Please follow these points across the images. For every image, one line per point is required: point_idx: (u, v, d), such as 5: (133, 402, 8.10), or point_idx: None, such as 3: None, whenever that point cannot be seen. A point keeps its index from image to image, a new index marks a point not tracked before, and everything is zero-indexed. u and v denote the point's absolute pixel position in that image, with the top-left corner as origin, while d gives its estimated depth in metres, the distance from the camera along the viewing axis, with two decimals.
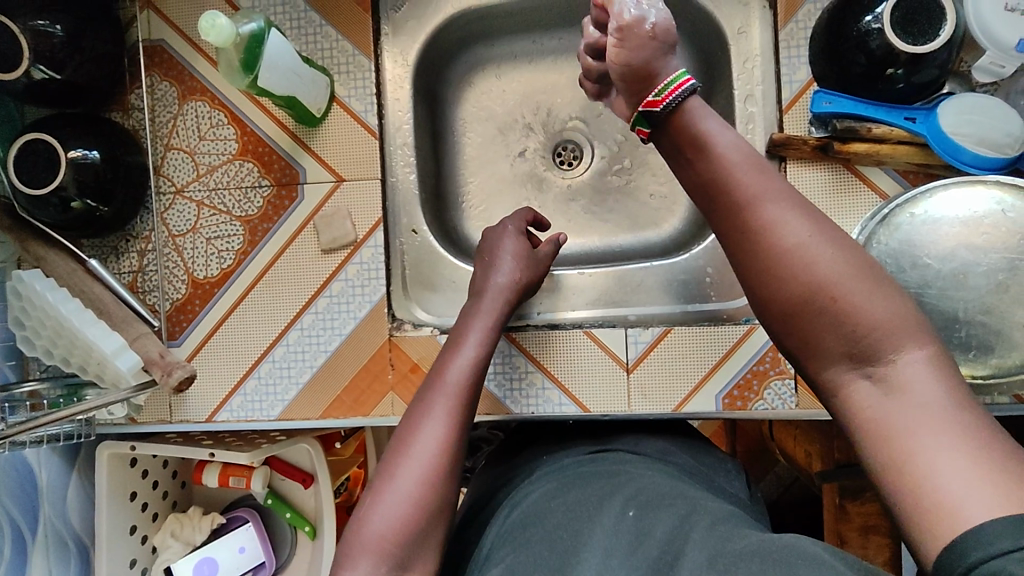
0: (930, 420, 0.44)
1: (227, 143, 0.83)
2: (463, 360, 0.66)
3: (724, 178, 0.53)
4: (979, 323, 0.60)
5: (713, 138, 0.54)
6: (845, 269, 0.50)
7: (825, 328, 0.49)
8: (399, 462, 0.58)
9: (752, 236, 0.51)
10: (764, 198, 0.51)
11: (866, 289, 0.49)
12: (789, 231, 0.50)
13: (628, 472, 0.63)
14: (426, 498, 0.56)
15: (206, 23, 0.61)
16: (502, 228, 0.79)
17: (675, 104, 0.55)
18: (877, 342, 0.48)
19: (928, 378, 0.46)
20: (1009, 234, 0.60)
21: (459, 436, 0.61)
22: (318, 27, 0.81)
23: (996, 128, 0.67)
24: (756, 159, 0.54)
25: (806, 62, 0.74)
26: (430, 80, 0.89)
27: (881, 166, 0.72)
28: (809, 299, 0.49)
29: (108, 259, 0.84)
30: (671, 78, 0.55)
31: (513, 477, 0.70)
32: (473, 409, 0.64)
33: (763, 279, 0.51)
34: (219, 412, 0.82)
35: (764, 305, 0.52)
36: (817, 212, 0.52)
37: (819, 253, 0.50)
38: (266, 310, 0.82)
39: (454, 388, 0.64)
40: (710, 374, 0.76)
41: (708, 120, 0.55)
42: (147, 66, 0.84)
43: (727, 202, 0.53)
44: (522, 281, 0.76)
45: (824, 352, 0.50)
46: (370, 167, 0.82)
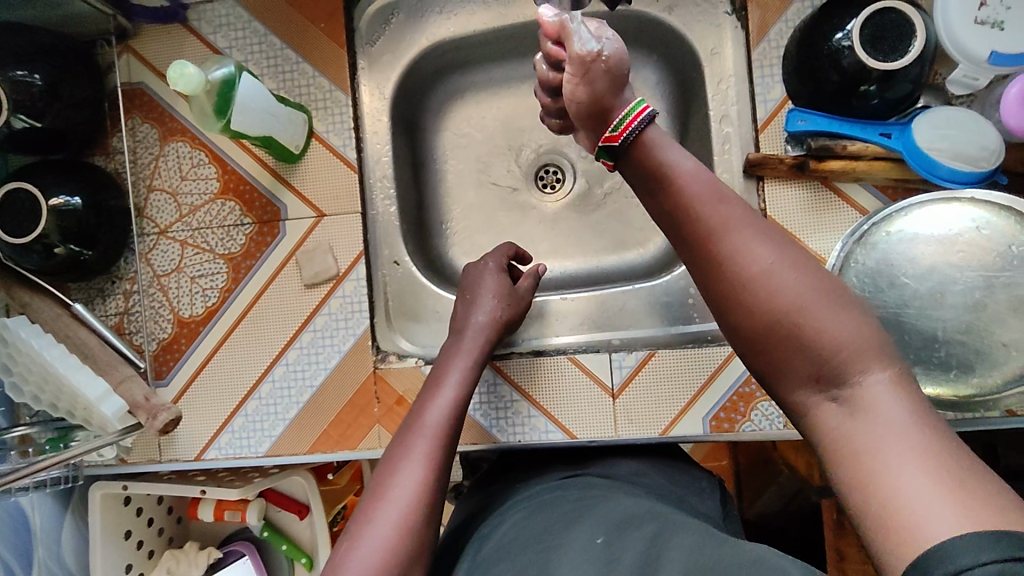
0: (894, 439, 0.43)
1: (208, 182, 0.83)
2: (443, 399, 0.66)
3: (687, 206, 0.51)
4: (958, 342, 0.60)
5: (676, 165, 0.52)
6: (810, 292, 0.48)
7: (790, 352, 0.48)
8: (377, 504, 0.58)
9: (715, 266, 0.51)
10: (728, 225, 0.50)
11: (833, 312, 0.48)
12: (751, 258, 0.49)
13: (599, 498, 0.62)
14: (397, 538, 0.55)
15: (175, 73, 0.61)
16: (481, 264, 0.80)
17: (632, 139, 0.54)
18: (844, 364, 0.46)
19: (896, 400, 0.44)
20: (984, 252, 0.59)
21: (437, 476, 0.60)
22: (295, 65, 0.81)
23: (972, 142, 0.66)
24: (719, 184, 0.52)
25: (781, 80, 0.74)
26: (410, 111, 0.89)
27: (860, 182, 0.71)
28: (775, 325, 0.48)
29: (94, 302, 0.85)
30: (627, 110, 0.54)
31: (491, 506, 0.69)
32: (453, 449, 0.63)
33: (733, 304, 0.50)
34: (208, 451, 0.82)
35: (733, 330, 0.51)
36: (781, 236, 0.51)
37: (784, 281, 0.49)
38: (251, 347, 0.82)
39: (433, 427, 0.63)
40: (696, 396, 0.75)
41: (669, 149, 0.53)
42: (127, 109, 0.85)
43: (692, 230, 0.51)
44: (503, 318, 0.75)
45: (791, 375, 0.49)
46: (349, 199, 0.82)
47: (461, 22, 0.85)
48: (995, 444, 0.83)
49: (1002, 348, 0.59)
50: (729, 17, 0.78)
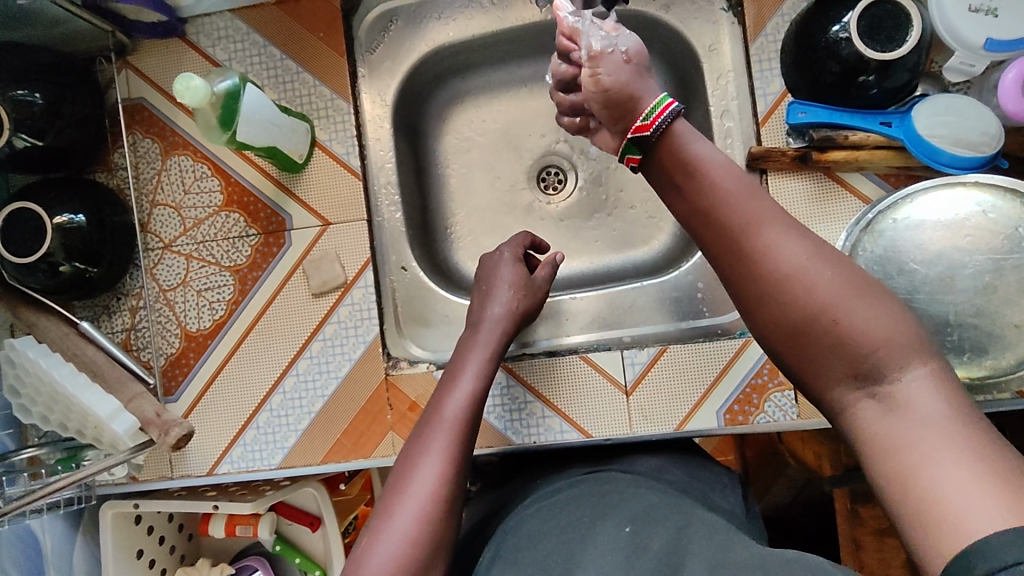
0: (933, 435, 0.44)
1: (212, 195, 0.83)
2: (460, 392, 0.66)
3: (720, 205, 0.53)
4: (971, 325, 0.60)
5: (707, 164, 0.54)
6: (844, 289, 0.50)
7: (828, 350, 0.49)
8: (397, 499, 0.58)
9: (749, 264, 0.52)
10: (761, 223, 0.52)
11: (868, 310, 0.49)
12: (784, 256, 0.51)
13: (622, 494, 0.62)
14: (423, 538, 0.55)
15: (180, 86, 0.61)
16: (497, 255, 0.79)
17: (664, 126, 0.55)
18: (881, 360, 0.48)
19: (934, 394, 0.46)
20: (992, 235, 0.60)
21: (457, 471, 0.60)
22: (295, 74, 0.82)
23: (972, 127, 0.67)
24: (750, 183, 0.54)
25: (779, 74, 0.75)
26: (411, 117, 0.90)
27: (862, 171, 0.72)
28: (811, 322, 0.50)
29: (100, 319, 0.84)
30: (654, 103, 0.55)
31: (507, 506, 0.69)
32: (472, 442, 0.63)
33: (768, 302, 0.51)
34: (220, 465, 0.82)
35: (768, 329, 0.52)
36: (813, 234, 0.52)
37: (817, 278, 0.50)
38: (261, 359, 0.82)
39: (451, 422, 0.63)
40: (709, 390, 0.75)
41: (701, 147, 0.55)
42: (128, 124, 0.84)
43: (725, 229, 0.53)
44: (520, 309, 0.75)
45: (829, 373, 0.50)
46: (354, 207, 0.82)
47: (460, 27, 0.85)
48: (1003, 426, 0.84)
49: (1014, 330, 0.59)
50: (726, 14, 0.79)
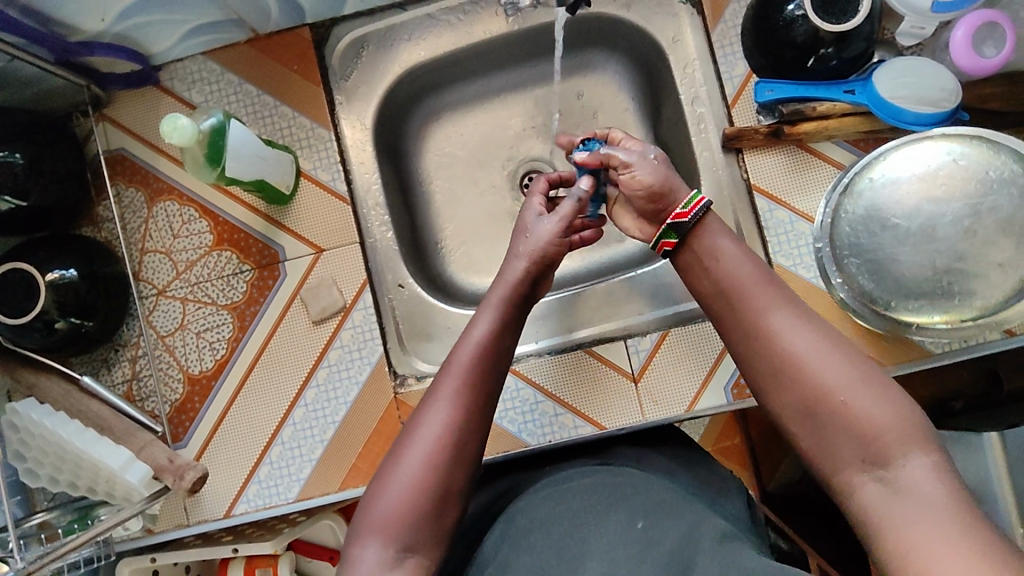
0: (932, 522, 0.45)
1: (202, 236, 0.84)
2: (475, 335, 0.62)
3: (737, 292, 0.58)
4: (958, 269, 0.60)
5: (724, 257, 0.60)
6: (852, 375, 0.52)
7: (836, 431, 0.51)
8: (404, 444, 0.57)
9: (762, 347, 0.56)
10: (773, 310, 0.56)
11: (872, 395, 0.51)
12: (793, 343, 0.54)
13: (641, 482, 0.62)
14: (422, 491, 0.54)
15: (168, 126, 0.62)
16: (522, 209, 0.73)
17: (699, 216, 0.62)
18: (885, 446, 0.49)
19: (935, 480, 0.47)
20: (965, 181, 0.60)
21: (465, 419, 0.58)
22: (273, 108, 0.83)
23: (930, 86, 0.70)
24: (766, 277, 0.59)
25: (743, 57, 0.78)
26: (391, 137, 0.91)
27: (833, 140, 0.75)
28: (820, 402, 0.52)
29: (100, 373, 0.83)
30: (690, 196, 0.63)
31: (520, 484, 0.67)
32: (486, 387, 0.60)
33: (779, 383, 0.54)
34: (237, 505, 0.81)
35: (779, 408, 0.55)
36: (823, 324, 0.56)
37: (825, 362, 0.53)
38: (268, 393, 0.82)
39: (462, 366, 0.60)
40: (714, 368, 0.76)
41: (721, 240, 0.61)
42: (110, 176, 0.85)
43: (742, 311, 0.58)
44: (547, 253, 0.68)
45: (835, 454, 0.51)
46: (345, 231, 0.82)
47: (430, 46, 0.87)
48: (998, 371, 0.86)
49: (999, 268, 0.60)
50: (685, 6, 0.82)
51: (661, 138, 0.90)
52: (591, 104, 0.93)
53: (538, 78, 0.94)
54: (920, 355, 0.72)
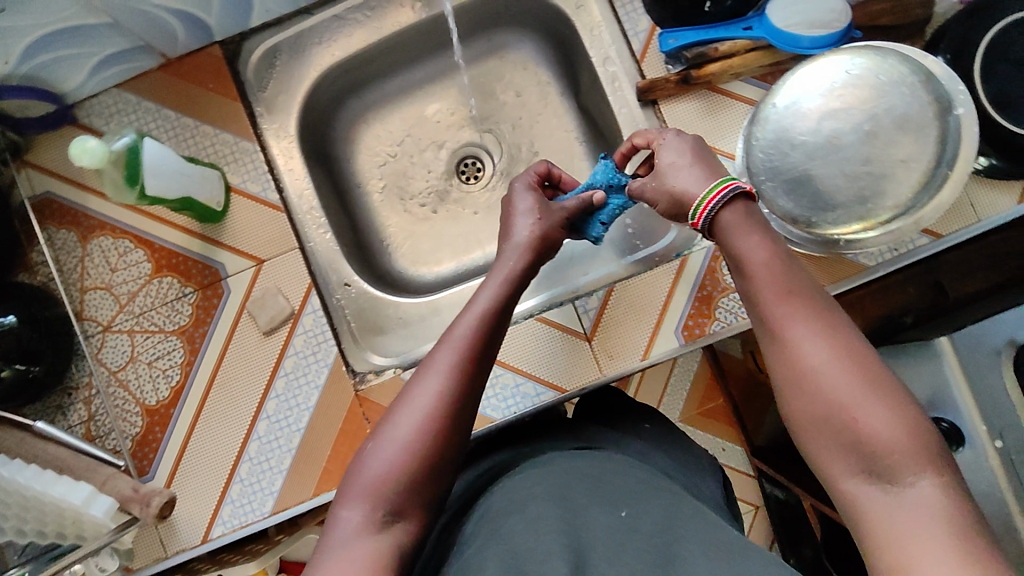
0: (927, 540, 0.44)
1: (141, 266, 0.83)
2: (461, 323, 0.59)
3: (756, 295, 0.55)
4: (865, 173, 0.62)
5: (748, 257, 0.55)
6: (869, 390, 0.49)
7: (841, 443, 0.49)
8: (392, 421, 0.55)
9: (778, 347, 0.53)
10: (794, 318, 0.52)
11: (884, 408, 0.48)
12: (809, 353, 0.51)
13: (608, 468, 0.61)
14: (413, 463, 0.53)
15: (77, 149, 0.62)
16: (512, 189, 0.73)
17: (709, 219, 0.58)
18: (894, 464, 0.47)
19: (939, 502, 0.46)
20: (860, 89, 0.63)
21: (454, 405, 0.55)
22: (194, 128, 0.83)
23: (820, 10, 0.73)
24: (792, 279, 0.54)
25: (643, 12, 0.81)
26: (319, 142, 0.92)
27: (741, 78, 0.77)
28: (829, 415, 0.50)
29: (56, 418, 0.82)
30: (700, 195, 0.59)
31: (492, 469, 0.67)
32: (472, 377, 0.57)
33: (793, 390, 0.52)
34: (213, 529, 0.79)
35: (790, 412, 0.52)
36: (849, 334, 0.52)
37: (841, 377, 0.50)
38: (227, 411, 0.81)
39: (451, 347, 0.57)
40: (663, 314, 0.78)
41: (741, 239, 0.57)
42: (40, 221, 0.84)
43: (761, 316, 0.55)
44: (540, 236, 0.67)
45: (838, 464, 0.50)
46: (283, 239, 0.83)
47: (343, 46, 0.88)
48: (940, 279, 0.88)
49: (903, 165, 0.62)
50: None
51: (584, 105, 0.91)
52: (512, 82, 0.95)
53: (456, 65, 0.95)
54: (857, 271, 0.73)
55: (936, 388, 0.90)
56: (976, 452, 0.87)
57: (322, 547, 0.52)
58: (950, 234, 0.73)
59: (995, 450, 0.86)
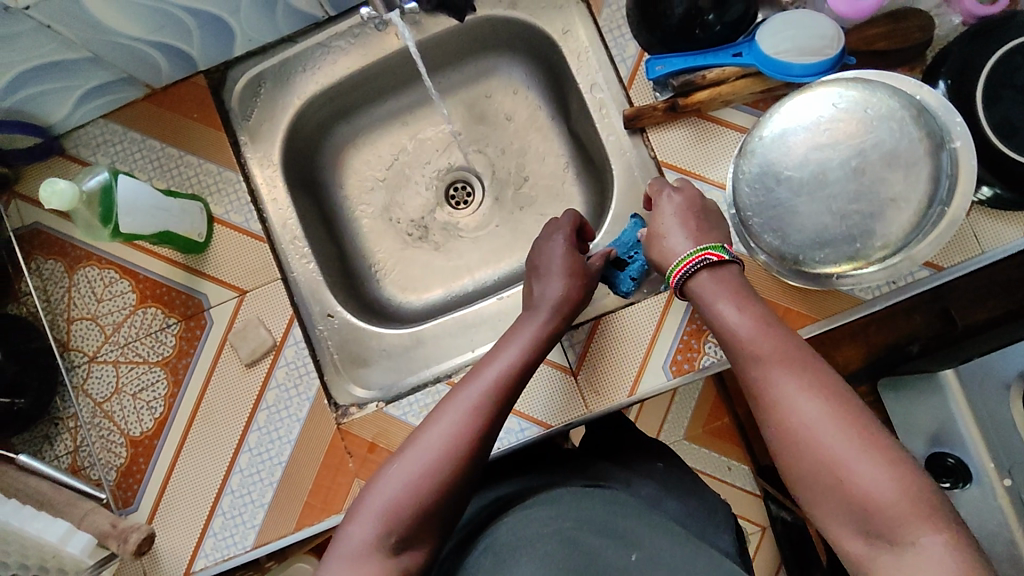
0: None
1: (126, 296, 0.83)
2: (491, 368, 0.60)
3: (740, 354, 0.55)
4: (855, 212, 0.59)
5: (725, 324, 0.57)
6: (859, 448, 0.49)
7: (835, 501, 0.49)
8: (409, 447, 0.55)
9: (765, 411, 0.53)
10: (774, 379, 0.53)
11: (879, 466, 0.48)
12: (797, 414, 0.51)
13: (618, 505, 0.58)
14: (429, 492, 0.53)
15: (46, 191, 0.62)
16: (547, 238, 0.74)
17: (684, 281, 0.60)
18: (892, 523, 0.47)
19: (948, 561, 0.45)
20: (849, 123, 0.60)
21: (473, 446, 0.55)
22: (179, 159, 0.83)
23: (812, 35, 0.70)
24: (775, 338, 0.55)
25: (631, 37, 0.79)
26: (305, 170, 0.91)
27: (732, 105, 0.75)
28: (819, 474, 0.49)
29: (42, 449, 0.82)
30: (677, 261, 0.61)
31: (492, 502, 0.64)
32: (495, 421, 0.58)
33: (780, 450, 0.52)
34: (195, 562, 0.78)
35: (781, 470, 0.52)
36: (834, 391, 0.51)
37: (828, 436, 0.49)
38: (209, 443, 0.80)
39: (484, 388, 0.58)
40: (649, 349, 0.75)
41: (719, 304, 0.58)
42: (28, 252, 0.85)
43: (744, 376, 0.55)
44: (575, 294, 0.69)
45: (835, 521, 0.49)
46: (265, 269, 0.82)
47: (327, 74, 0.87)
48: None
49: (892, 204, 0.59)
50: None
51: (574, 130, 0.89)
52: (501, 107, 0.93)
53: (444, 90, 0.94)
54: (852, 304, 0.70)
55: (942, 423, 0.78)
56: (984, 490, 0.74)
57: (330, 555, 0.52)
58: (952, 266, 0.69)
59: (1004, 488, 0.73)
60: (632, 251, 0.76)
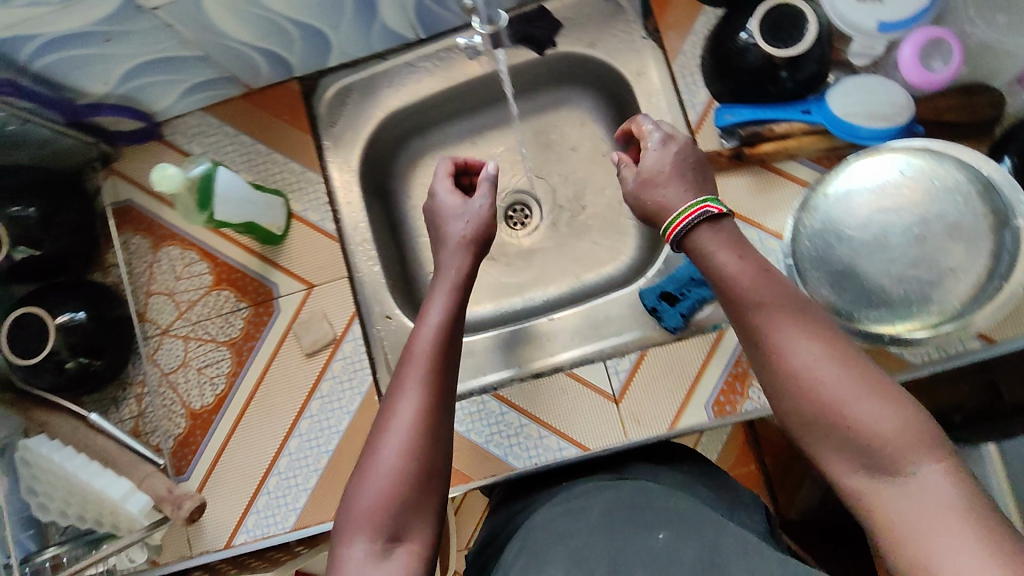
0: (942, 525, 0.43)
1: (203, 277, 0.89)
2: (431, 325, 0.62)
3: (737, 300, 0.56)
4: (912, 276, 0.62)
5: (725, 270, 0.57)
6: (855, 386, 0.49)
7: (837, 439, 0.49)
8: (379, 437, 0.56)
9: (763, 361, 0.53)
10: (773, 327, 0.53)
11: (879, 403, 0.48)
12: (794, 364, 0.51)
13: (655, 496, 0.60)
14: (413, 454, 0.55)
15: (158, 175, 0.68)
16: (434, 200, 0.74)
17: (681, 235, 0.60)
18: (892, 456, 0.46)
19: (951, 492, 0.44)
20: (913, 192, 0.62)
21: (437, 405, 0.58)
22: (267, 156, 0.90)
23: (880, 102, 0.73)
24: (770, 282, 0.55)
25: (703, 85, 0.83)
26: (379, 177, 0.96)
27: (796, 159, 0.78)
28: (820, 416, 0.49)
29: (108, 410, 0.88)
30: (674, 214, 0.60)
31: (527, 507, 0.67)
32: (446, 377, 0.60)
33: (779, 394, 0.52)
34: (237, 535, 0.83)
35: (783, 415, 0.52)
36: (828, 334, 0.52)
37: (826, 376, 0.50)
38: (262, 423, 0.85)
39: (422, 354, 0.60)
40: (693, 386, 0.78)
41: (717, 254, 0.58)
42: (119, 226, 0.92)
43: (744, 321, 0.55)
44: (471, 237, 0.70)
45: (838, 461, 0.49)
46: (335, 266, 0.88)
47: (410, 91, 0.92)
48: None
49: (951, 274, 0.61)
50: (647, 41, 0.86)
51: None
52: (567, 137, 0.98)
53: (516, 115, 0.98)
54: (903, 367, 0.72)
55: None
56: None
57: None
58: (1006, 339, 0.71)
59: None
60: (683, 288, 0.80)
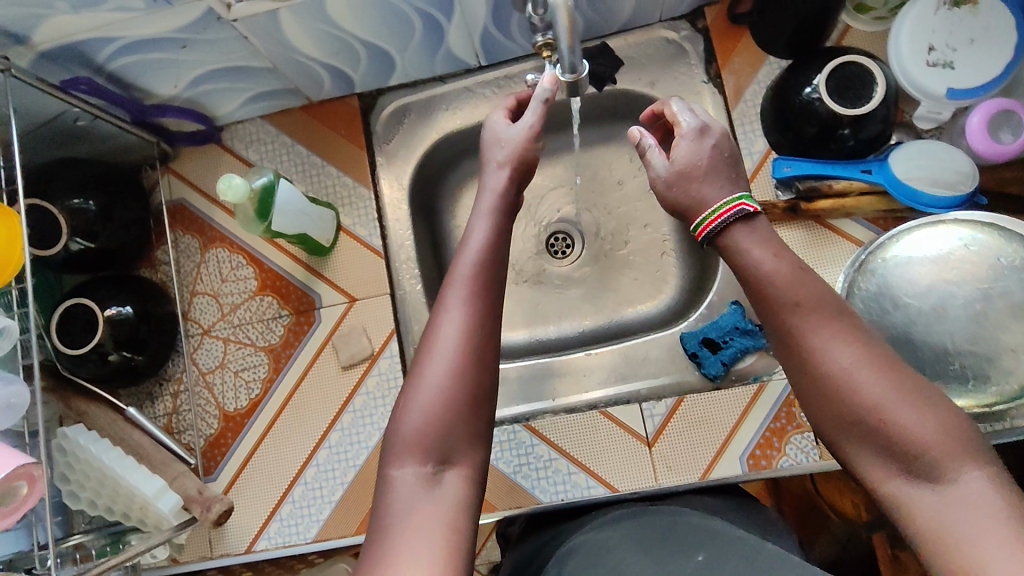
0: (986, 532, 0.43)
1: (247, 282, 0.90)
2: (474, 247, 0.60)
3: (769, 299, 0.54)
4: (968, 351, 0.62)
5: (757, 267, 0.54)
6: (893, 389, 0.48)
7: (876, 443, 0.48)
8: (424, 355, 0.55)
9: (799, 357, 0.52)
10: (808, 330, 0.52)
11: (918, 407, 0.48)
12: (834, 354, 0.50)
13: (688, 522, 0.58)
14: (461, 375, 0.54)
15: (224, 184, 0.69)
16: (487, 127, 0.72)
17: (718, 229, 0.57)
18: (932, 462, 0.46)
19: (990, 497, 0.44)
20: (976, 266, 0.62)
21: (485, 323, 0.56)
22: (321, 168, 0.92)
23: (943, 169, 0.73)
24: (806, 278, 0.54)
25: (761, 134, 0.82)
26: (426, 196, 0.97)
27: (852, 217, 0.77)
28: (858, 420, 0.49)
29: (144, 405, 0.89)
30: (705, 212, 0.57)
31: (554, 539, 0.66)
32: (492, 297, 0.58)
33: (815, 397, 0.51)
34: (258, 541, 0.83)
35: (817, 418, 0.51)
36: (863, 335, 0.51)
37: (864, 379, 0.49)
38: (293, 432, 0.86)
39: (466, 274, 0.58)
40: (729, 438, 0.77)
41: (751, 251, 0.55)
42: (170, 224, 0.93)
43: (777, 321, 0.53)
44: (520, 152, 0.67)
45: (875, 465, 0.49)
46: (378, 282, 0.89)
47: (465, 114, 0.93)
48: None
49: (1011, 353, 0.61)
50: (707, 85, 0.87)
51: None
52: (615, 172, 0.98)
53: (567, 146, 0.99)
54: None
55: None
56: None
57: (383, 497, 0.51)
58: None
59: None
60: (725, 336, 0.82)
